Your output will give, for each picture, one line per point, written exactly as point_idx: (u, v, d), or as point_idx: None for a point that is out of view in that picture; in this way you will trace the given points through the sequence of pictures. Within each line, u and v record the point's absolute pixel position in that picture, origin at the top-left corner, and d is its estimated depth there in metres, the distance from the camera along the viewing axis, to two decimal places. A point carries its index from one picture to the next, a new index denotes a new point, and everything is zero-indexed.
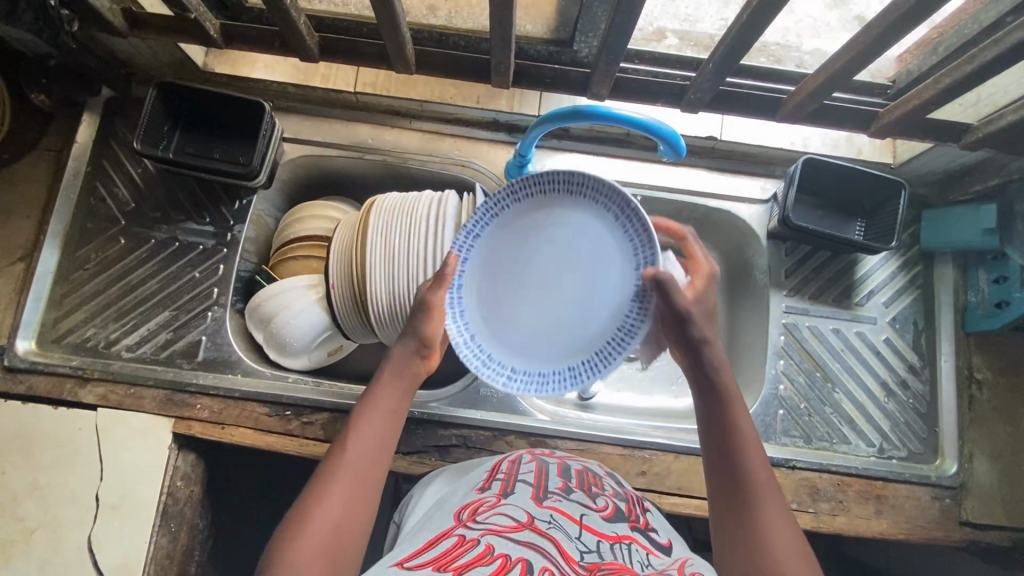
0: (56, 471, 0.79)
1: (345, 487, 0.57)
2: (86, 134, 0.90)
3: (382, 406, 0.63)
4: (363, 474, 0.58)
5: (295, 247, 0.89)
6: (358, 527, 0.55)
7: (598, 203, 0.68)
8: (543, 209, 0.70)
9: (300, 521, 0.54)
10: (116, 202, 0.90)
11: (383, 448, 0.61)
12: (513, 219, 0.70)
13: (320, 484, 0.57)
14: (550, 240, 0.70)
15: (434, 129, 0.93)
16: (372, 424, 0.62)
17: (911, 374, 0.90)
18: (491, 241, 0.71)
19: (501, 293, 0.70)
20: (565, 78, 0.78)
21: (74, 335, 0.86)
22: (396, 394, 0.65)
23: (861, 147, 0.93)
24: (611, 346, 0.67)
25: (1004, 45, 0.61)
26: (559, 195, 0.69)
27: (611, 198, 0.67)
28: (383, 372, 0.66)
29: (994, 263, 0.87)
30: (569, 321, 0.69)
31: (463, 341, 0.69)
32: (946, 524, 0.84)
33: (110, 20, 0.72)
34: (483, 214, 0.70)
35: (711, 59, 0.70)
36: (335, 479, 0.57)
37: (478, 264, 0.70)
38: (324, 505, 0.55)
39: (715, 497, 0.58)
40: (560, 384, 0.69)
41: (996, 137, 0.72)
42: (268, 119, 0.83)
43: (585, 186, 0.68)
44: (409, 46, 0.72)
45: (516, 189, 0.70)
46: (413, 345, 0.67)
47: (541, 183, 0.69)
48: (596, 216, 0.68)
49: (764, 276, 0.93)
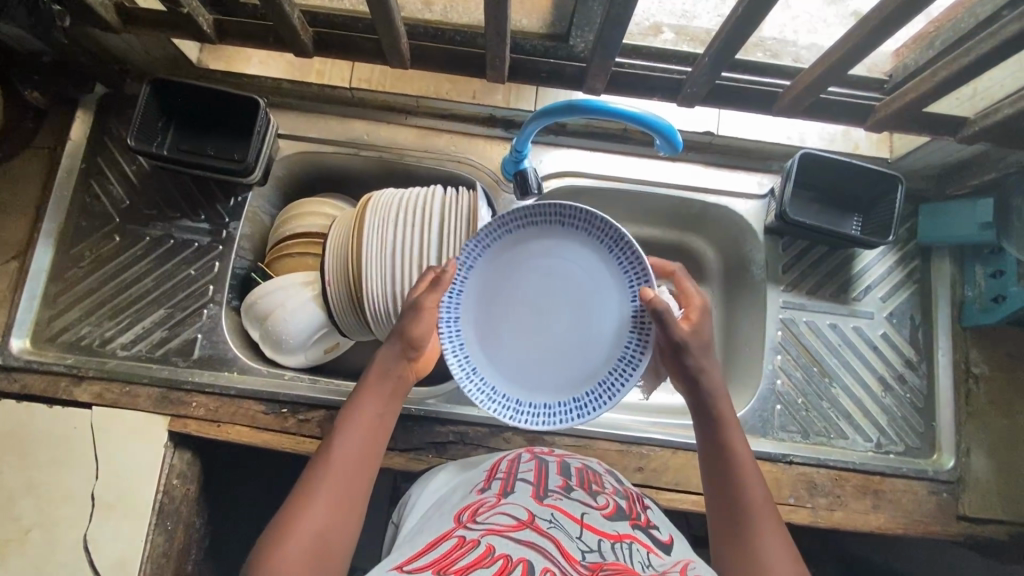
0: (51, 471, 0.79)
1: (330, 493, 0.58)
2: (80, 131, 0.90)
3: (366, 415, 0.65)
4: (348, 481, 0.60)
5: (290, 243, 0.89)
6: (343, 532, 0.57)
7: (585, 232, 0.71)
8: (533, 242, 0.73)
9: (286, 526, 0.55)
10: (110, 200, 0.89)
11: (369, 453, 0.62)
12: (505, 253, 0.73)
13: (305, 491, 0.58)
14: (543, 272, 0.73)
15: (429, 125, 0.93)
16: (357, 432, 0.63)
17: (909, 369, 0.90)
18: (486, 277, 0.73)
19: (500, 328, 0.73)
20: (562, 73, 0.77)
21: (69, 334, 0.86)
22: (381, 403, 0.66)
23: (858, 142, 0.93)
24: (614, 377, 0.70)
25: (1000, 38, 0.61)
26: (548, 228, 0.72)
27: (598, 227, 0.70)
28: (370, 376, 0.68)
29: (991, 257, 0.87)
30: (569, 351, 0.73)
31: (467, 378, 0.72)
32: (944, 518, 0.84)
33: (102, 15, 0.72)
34: (477, 249, 0.72)
35: (707, 53, 0.69)
36: (320, 485, 0.59)
37: (474, 300, 0.73)
38: (310, 510, 0.56)
39: (714, 515, 0.61)
40: (566, 415, 0.71)
41: (993, 131, 0.72)
42: (263, 116, 0.82)
43: (571, 218, 0.71)
44: (404, 41, 0.72)
45: (508, 225, 0.72)
46: (400, 346, 0.69)
47: (530, 217, 0.72)
48: (586, 246, 0.71)
49: (761, 271, 0.93)
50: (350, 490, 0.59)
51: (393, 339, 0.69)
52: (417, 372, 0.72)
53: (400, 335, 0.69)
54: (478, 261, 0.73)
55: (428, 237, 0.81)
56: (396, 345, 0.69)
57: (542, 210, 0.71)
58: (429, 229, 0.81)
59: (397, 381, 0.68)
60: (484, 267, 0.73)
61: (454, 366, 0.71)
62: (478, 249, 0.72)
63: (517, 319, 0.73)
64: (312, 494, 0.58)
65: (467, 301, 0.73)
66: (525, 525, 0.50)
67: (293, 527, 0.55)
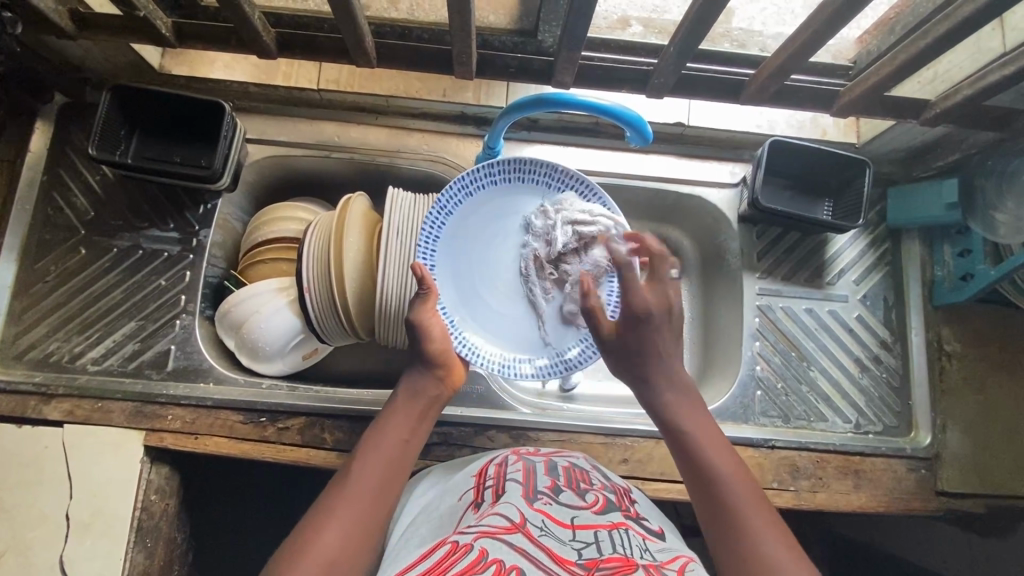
0: (24, 492, 0.77)
1: (349, 510, 0.55)
2: (41, 141, 0.87)
3: (395, 432, 0.63)
4: (369, 498, 0.57)
5: (262, 251, 0.87)
6: (360, 553, 0.53)
7: (505, 183, 0.75)
8: (478, 212, 0.75)
9: (302, 542, 0.52)
10: (74, 211, 0.87)
11: (391, 478, 0.59)
12: (462, 238, 0.75)
13: (322, 509, 0.56)
14: (503, 234, 0.76)
15: (400, 124, 0.92)
16: (382, 449, 0.61)
17: (884, 350, 0.91)
18: (452, 269, 0.75)
19: (498, 306, 0.76)
20: (529, 67, 0.78)
21: (37, 350, 0.83)
22: (411, 421, 0.65)
23: (826, 128, 0.94)
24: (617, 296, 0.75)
25: (954, 19, 0.62)
26: (478, 197, 0.75)
27: (524, 167, 0.75)
28: (400, 394, 0.67)
29: (958, 236, 0.88)
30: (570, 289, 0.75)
31: (499, 369, 0.75)
32: (923, 494, 0.86)
33: (57, 22, 0.70)
34: (427, 241, 0.74)
35: (671, 44, 0.70)
36: (341, 500, 0.56)
37: (458, 297, 0.75)
38: (327, 526, 0.54)
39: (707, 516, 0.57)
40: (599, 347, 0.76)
41: (954, 111, 0.74)
42: (229, 120, 0.81)
43: (497, 172, 0.74)
44: (369, 38, 0.71)
45: (435, 217, 0.73)
46: (421, 368, 0.69)
47: (443, 205, 0.73)
48: (519, 189, 0.76)
49: (737, 259, 0.94)
50: (370, 508, 0.56)
51: (419, 365, 0.69)
52: (452, 388, 0.70)
53: (423, 357, 0.68)
54: (439, 261, 0.74)
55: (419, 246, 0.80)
56: (420, 364, 0.69)
57: (474, 175, 0.74)
58: (416, 237, 0.80)
59: (431, 400, 0.68)
60: (448, 263, 0.75)
61: (476, 364, 0.74)
62: (434, 246, 0.74)
63: (506, 291, 0.76)
64: (331, 510, 0.55)
65: (459, 306, 0.75)
66: (517, 528, 0.49)
67: (313, 540, 0.52)
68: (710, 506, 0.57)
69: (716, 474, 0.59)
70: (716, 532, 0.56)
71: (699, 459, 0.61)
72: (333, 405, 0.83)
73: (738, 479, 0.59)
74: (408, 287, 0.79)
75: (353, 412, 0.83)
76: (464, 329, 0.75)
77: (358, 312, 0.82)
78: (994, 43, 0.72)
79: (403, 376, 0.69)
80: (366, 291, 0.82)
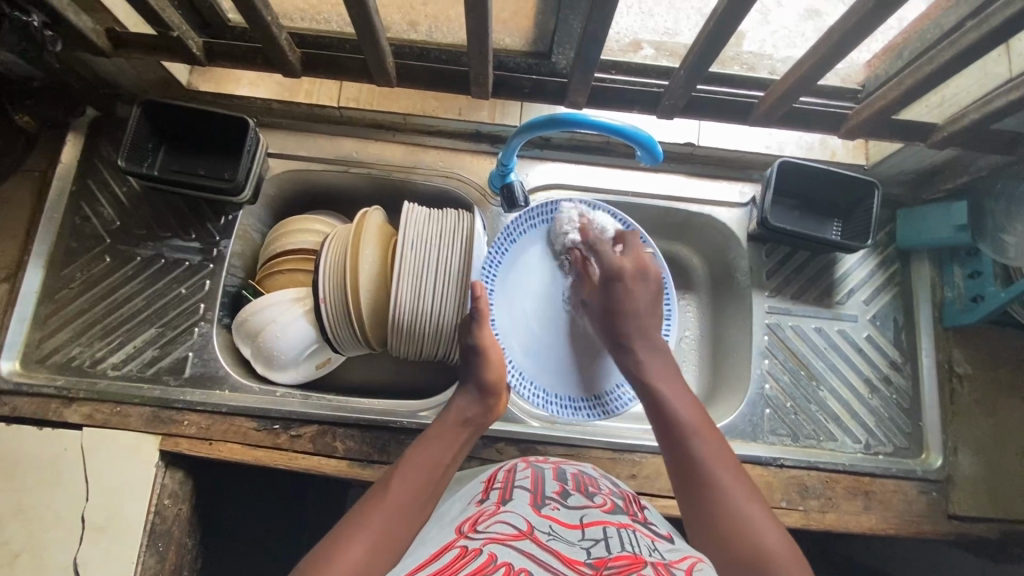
0: (41, 494, 0.78)
1: (383, 521, 0.57)
2: (72, 154, 0.91)
3: (437, 455, 0.65)
4: (404, 510, 0.59)
5: (282, 260, 0.89)
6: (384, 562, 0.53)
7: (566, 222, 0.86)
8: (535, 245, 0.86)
9: (334, 547, 0.54)
10: (101, 221, 0.90)
11: (426, 493, 0.61)
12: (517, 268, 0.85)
13: (355, 520, 0.57)
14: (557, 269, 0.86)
15: (416, 142, 0.95)
16: (421, 467, 0.63)
17: (894, 370, 0.91)
18: (506, 294, 0.84)
19: (542, 336, 0.84)
20: (543, 89, 0.80)
21: (60, 355, 0.86)
22: (452, 444, 0.67)
23: (835, 150, 0.95)
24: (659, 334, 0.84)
25: (959, 46, 0.64)
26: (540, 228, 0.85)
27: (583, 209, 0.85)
28: (448, 415, 0.70)
29: (968, 258, 0.89)
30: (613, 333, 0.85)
31: (540, 398, 0.83)
32: (934, 518, 0.85)
33: (93, 41, 0.74)
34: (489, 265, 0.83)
35: (681, 68, 0.72)
36: (378, 509, 0.58)
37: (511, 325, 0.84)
38: (361, 532, 0.55)
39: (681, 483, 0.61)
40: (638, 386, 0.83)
41: (960, 135, 0.75)
42: (253, 136, 0.84)
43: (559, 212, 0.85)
44: (390, 58, 0.74)
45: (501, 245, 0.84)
46: (474, 393, 0.71)
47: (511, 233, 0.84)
48: None
49: (746, 278, 0.95)
50: (404, 519, 0.58)
51: (472, 389, 0.72)
52: (497, 413, 0.74)
53: (477, 381, 0.72)
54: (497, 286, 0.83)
55: (433, 261, 0.82)
56: (475, 390, 0.72)
57: (538, 212, 0.85)
58: (429, 251, 0.82)
59: (474, 424, 0.71)
60: (504, 287, 0.84)
61: (521, 392, 0.82)
62: (495, 272, 0.83)
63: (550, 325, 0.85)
64: (367, 517, 0.57)
65: (510, 325, 0.84)
66: (525, 534, 0.49)
67: (346, 544, 0.54)
68: (685, 471, 0.61)
69: (687, 436, 0.63)
70: (688, 491, 0.60)
71: (669, 420, 0.65)
72: (345, 415, 0.84)
73: (703, 433, 0.63)
74: (422, 298, 0.81)
75: (365, 421, 0.84)
76: (514, 356, 0.83)
77: (371, 322, 0.84)
78: (999, 69, 0.74)
79: (452, 402, 0.72)
80: (379, 302, 0.84)
